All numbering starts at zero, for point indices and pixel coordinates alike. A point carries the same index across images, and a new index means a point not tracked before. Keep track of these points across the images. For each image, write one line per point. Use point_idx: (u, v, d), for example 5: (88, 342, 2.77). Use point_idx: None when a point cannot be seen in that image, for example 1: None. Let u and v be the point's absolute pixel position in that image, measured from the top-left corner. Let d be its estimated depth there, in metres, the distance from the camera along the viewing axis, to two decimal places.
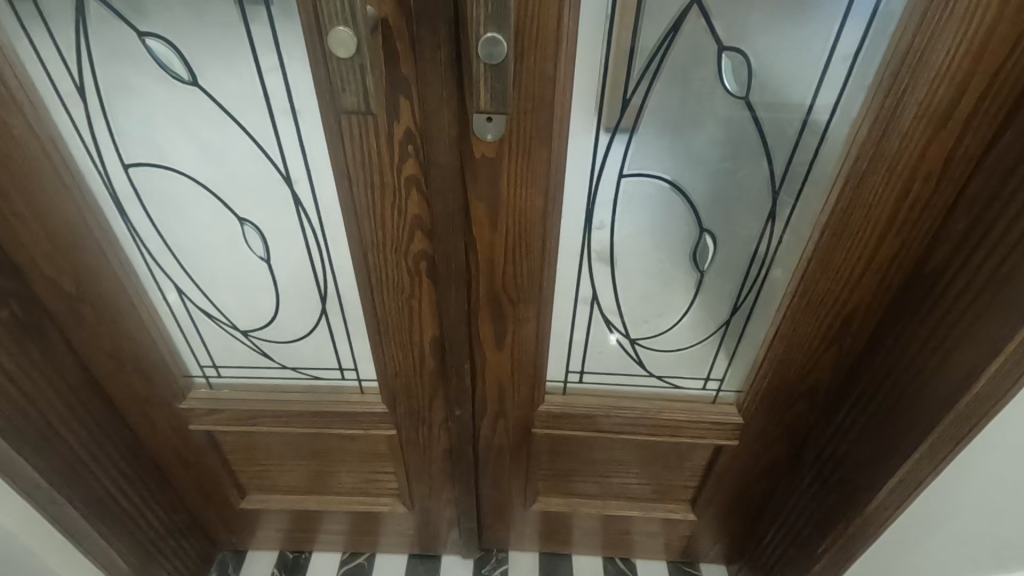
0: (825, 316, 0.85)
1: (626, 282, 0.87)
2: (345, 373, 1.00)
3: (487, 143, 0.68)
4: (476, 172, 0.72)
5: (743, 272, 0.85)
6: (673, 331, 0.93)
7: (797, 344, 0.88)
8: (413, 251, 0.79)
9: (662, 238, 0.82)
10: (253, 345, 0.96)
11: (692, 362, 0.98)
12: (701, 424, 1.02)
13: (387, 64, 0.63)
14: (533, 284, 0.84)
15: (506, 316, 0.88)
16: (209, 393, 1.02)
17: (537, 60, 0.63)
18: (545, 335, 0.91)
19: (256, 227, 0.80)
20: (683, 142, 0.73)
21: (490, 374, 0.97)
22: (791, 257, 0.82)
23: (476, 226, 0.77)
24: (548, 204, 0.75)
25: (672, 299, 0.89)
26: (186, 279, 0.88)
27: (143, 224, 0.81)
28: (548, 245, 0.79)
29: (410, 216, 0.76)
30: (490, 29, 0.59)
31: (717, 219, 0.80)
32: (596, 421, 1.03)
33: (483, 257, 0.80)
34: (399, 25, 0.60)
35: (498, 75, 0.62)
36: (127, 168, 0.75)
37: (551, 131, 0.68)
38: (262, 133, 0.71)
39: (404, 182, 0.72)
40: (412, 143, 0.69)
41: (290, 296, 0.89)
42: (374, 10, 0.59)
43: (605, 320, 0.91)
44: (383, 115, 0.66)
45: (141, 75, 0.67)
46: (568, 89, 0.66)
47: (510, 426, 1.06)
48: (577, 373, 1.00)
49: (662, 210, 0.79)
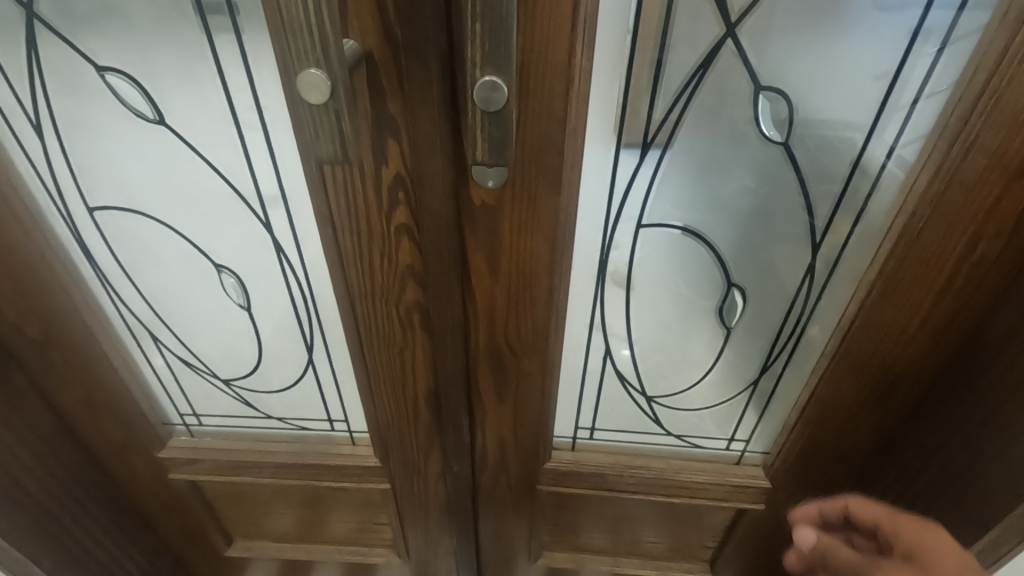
0: (866, 381, 0.76)
1: (642, 335, 0.79)
2: (335, 424, 0.92)
3: (487, 190, 0.60)
4: (474, 221, 0.63)
5: (774, 330, 0.77)
6: (694, 390, 0.84)
7: (836, 408, 0.79)
8: (405, 302, 0.71)
9: (686, 289, 0.74)
10: (234, 394, 0.89)
11: (715, 422, 0.89)
12: (724, 486, 0.93)
13: (372, 102, 0.54)
14: (538, 338, 0.75)
15: (509, 370, 0.79)
16: (189, 442, 0.95)
17: (543, 99, 0.55)
18: (552, 391, 0.82)
19: (234, 274, 0.73)
20: (711, 189, 0.65)
21: (492, 429, 0.88)
22: (830, 316, 0.73)
23: (475, 274, 0.69)
24: (557, 255, 0.66)
25: (693, 354, 0.81)
26: (161, 326, 0.80)
27: (113, 270, 0.74)
28: (555, 299, 0.70)
29: (402, 264, 0.67)
30: (487, 73, 0.49)
31: (746, 273, 0.72)
32: (609, 480, 0.94)
33: (483, 309, 0.72)
34: (386, 59, 0.51)
35: (497, 123, 0.52)
36: (92, 211, 0.68)
37: (560, 176, 0.60)
38: (237, 177, 0.63)
39: (394, 230, 0.64)
40: (402, 188, 0.60)
41: (274, 345, 0.81)
42: (357, 44, 0.51)
43: (620, 376, 0.83)
44: (369, 160, 0.58)
45: (102, 111, 0.60)
46: (579, 131, 0.58)
47: (513, 481, 0.97)
48: (588, 430, 0.92)
49: (684, 259, 0.71)
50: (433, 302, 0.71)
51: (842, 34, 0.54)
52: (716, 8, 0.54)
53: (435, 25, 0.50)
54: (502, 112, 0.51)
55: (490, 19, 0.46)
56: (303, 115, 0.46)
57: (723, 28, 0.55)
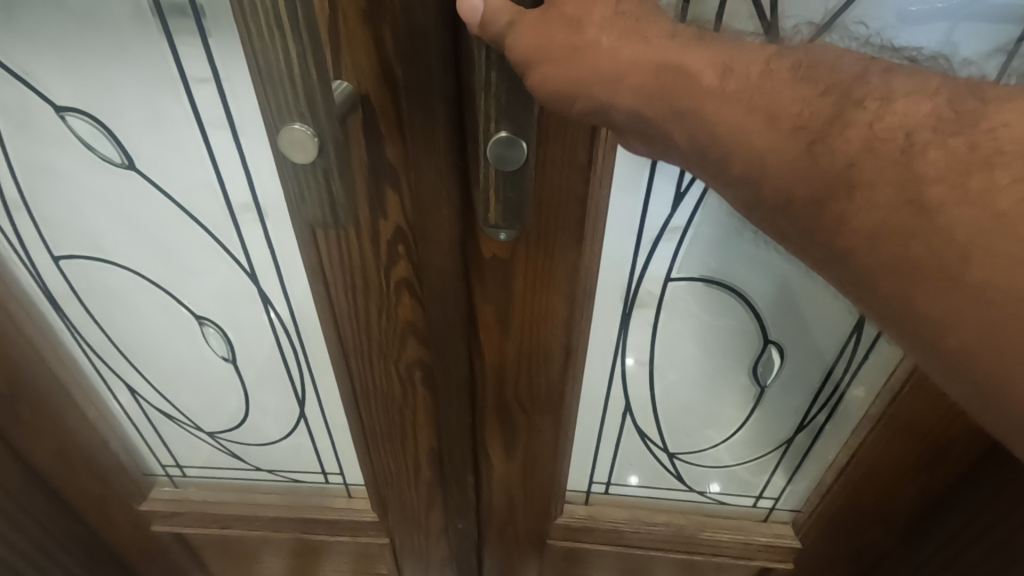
0: (909, 450, 0.69)
1: (667, 392, 0.72)
2: (330, 477, 0.86)
3: (498, 243, 0.53)
4: (484, 277, 0.56)
5: (813, 387, 0.70)
6: (722, 447, 0.78)
7: (876, 474, 0.73)
8: (406, 359, 0.65)
9: (715, 343, 0.68)
10: (220, 446, 0.82)
11: (742, 480, 0.83)
12: (748, 545, 0.87)
13: (368, 149, 0.47)
14: (552, 400, 0.68)
15: (518, 428, 0.71)
16: (173, 493, 0.89)
17: (564, 149, 0.48)
18: (565, 451, 0.75)
19: (217, 327, 0.66)
20: (750, 243, 0.59)
21: (499, 486, 0.80)
22: (875, 376, 0.67)
23: (484, 330, 0.61)
24: (574, 311, 0.59)
25: (722, 410, 0.75)
26: (139, 378, 0.74)
27: (85, 323, 0.68)
28: (573, 357, 0.63)
29: (401, 321, 0.61)
30: (501, 127, 0.42)
31: (783, 329, 0.66)
32: (625, 537, 0.87)
33: (493, 366, 0.65)
34: (384, 102, 0.45)
35: (514, 182, 0.45)
36: (58, 261, 0.61)
37: (581, 229, 0.53)
38: (217, 227, 0.57)
39: (394, 285, 0.57)
40: (403, 241, 0.53)
41: (262, 399, 0.74)
42: (351, 84, 0.44)
43: (640, 432, 0.77)
44: (365, 213, 0.51)
45: (66, 157, 0.53)
46: (603, 182, 0.50)
47: (520, 537, 0.89)
48: (603, 484, 0.85)
49: (716, 314, 0.65)
50: (437, 359, 0.64)
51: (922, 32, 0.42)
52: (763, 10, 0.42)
53: (444, 66, 0.42)
54: (521, 170, 0.45)
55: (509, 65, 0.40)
56: (288, 173, 0.39)
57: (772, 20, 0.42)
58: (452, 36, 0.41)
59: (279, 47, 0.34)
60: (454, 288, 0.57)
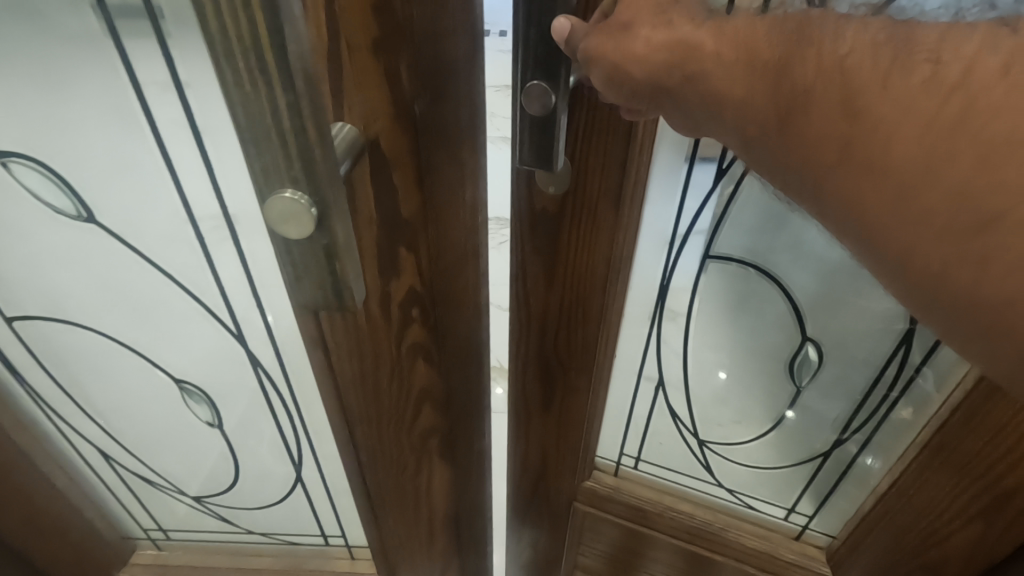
0: (969, 481, 0.51)
1: (700, 374, 0.64)
2: (330, 539, 0.77)
3: (549, 196, 0.49)
4: (521, 227, 0.52)
5: (856, 397, 0.59)
6: (753, 445, 0.68)
7: (921, 499, 0.56)
8: (420, 427, 0.56)
9: (759, 329, 0.59)
10: (207, 510, 0.73)
11: (767, 486, 0.71)
12: (773, 560, 0.74)
13: (377, 201, 0.38)
14: (588, 356, 0.61)
15: (557, 385, 0.65)
16: (158, 557, 0.80)
17: (613, 112, 0.43)
18: (596, 414, 0.68)
19: (199, 390, 0.57)
20: (792, 232, 0.51)
21: (531, 457, 0.77)
22: (936, 391, 0.52)
23: (524, 291, 0.57)
24: (612, 272, 0.53)
25: (756, 407, 0.65)
26: (113, 443, 0.65)
27: (49, 387, 0.59)
28: (608, 320, 0.57)
29: (416, 388, 0.52)
30: (536, 78, 0.40)
31: (827, 328, 0.55)
32: (646, 517, 0.78)
33: (534, 323, 0.60)
34: (399, 148, 0.36)
35: (545, 129, 0.42)
36: (13, 323, 0.52)
37: (620, 195, 0.47)
38: (195, 281, 0.48)
39: (408, 351, 0.48)
40: (419, 304, 0.45)
41: (253, 462, 0.66)
42: (357, 127, 0.35)
43: (671, 411, 0.68)
44: (374, 274, 0.42)
45: (11, 209, 0.44)
46: (647, 146, 0.45)
47: (546, 509, 0.84)
48: (633, 459, 0.76)
49: (753, 303, 0.57)
50: (455, 425, 0.55)
51: None
52: None
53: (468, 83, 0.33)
54: (552, 119, 0.41)
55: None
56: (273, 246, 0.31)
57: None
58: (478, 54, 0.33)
59: (265, 97, 0.25)
60: (434, 297, 0.44)
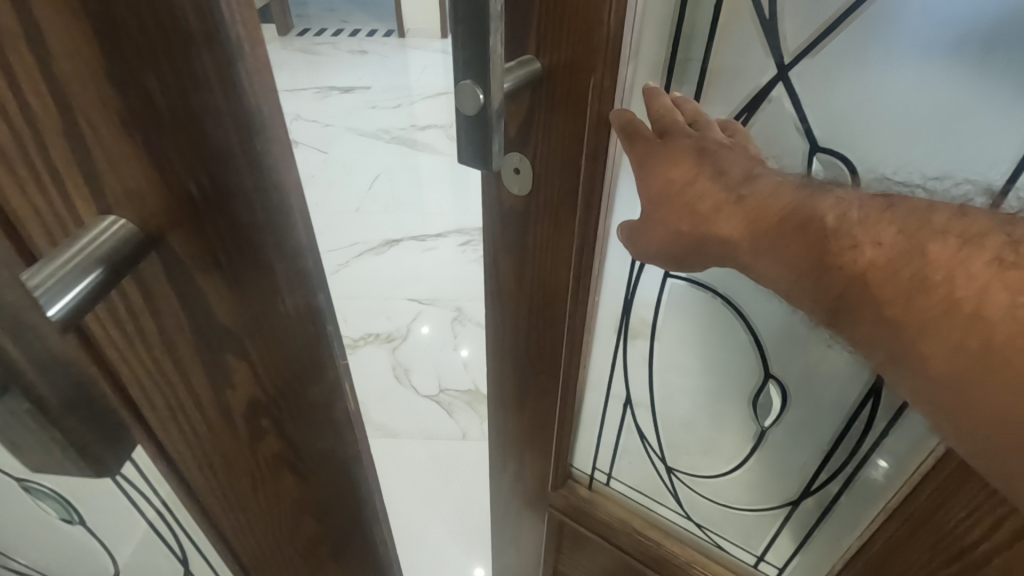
0: (941, 557, 0.56)
1: (667, 397, 0.77)
2: None
3: (515, 198, 0.61)
4: (504, 226, 0.64)
5: (822, 445, 0.67)
6: (720, 482, 0.81)
7: (899, 559, 0.60)
8: (304, 534, 0.47)
9: (713, 362, 0.71)
10: None
11: (738, 530, 0.83)
12: None
13: (179, 306, 0.30)
14: (555, 357, 0.71)
15: (529, 393, 0.78)
16: None
17: (568, 121, 0.53)
18: (566, 417, 0.79)
19: (46, 491, 0.49)
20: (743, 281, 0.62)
21: (516, 445, 0.87)
22: (893, 464, 0.60)
23: (504, 292, 0.70)
24: (577, 280, 0.63)
25: (723, 439, 0.77)
26: None
27: None
28: (577, 321, 0.67)
29: (289, 498, 0.43)
30: (468, 79, 0.45)
31: (790, 373, 0.65)
32: (616, 536, 0.92)
33: (511, 315, 0.72)
34: (194, 249, 0.27)
35: (480, 127, 0.47)
36: None
37: (577, 199, 0.57)
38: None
39: (267, 463, 0.40)
40: (266, 414, 0.36)
41: (136, 559, 0.57)
42: (128, 225, 0.26)
43: (640, 431, 0.83)
44: (200, 379, 0.34)
45: None
46: (612, 166, 0.56)
47: (526, 494, 0.94)
48: (605, 474, 0.92)
49: (709, 326, 0.68)
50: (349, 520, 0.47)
51: (894, 74, 0.45)
52: (766, 39, 0.49)
53: (253, 171, 0.25)
54: (485, 120, 0.47)
55: (472, 24, 0.42)
56: None
57: (774, 69, 0.50)
58: (265, 125, 0.24)
59: None
60: (278, 399, 0.36)
